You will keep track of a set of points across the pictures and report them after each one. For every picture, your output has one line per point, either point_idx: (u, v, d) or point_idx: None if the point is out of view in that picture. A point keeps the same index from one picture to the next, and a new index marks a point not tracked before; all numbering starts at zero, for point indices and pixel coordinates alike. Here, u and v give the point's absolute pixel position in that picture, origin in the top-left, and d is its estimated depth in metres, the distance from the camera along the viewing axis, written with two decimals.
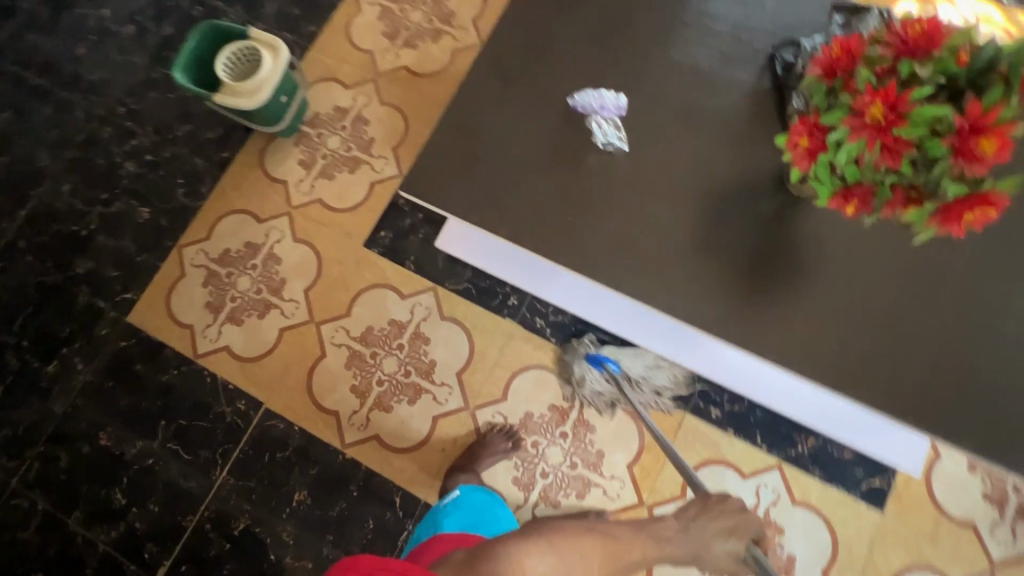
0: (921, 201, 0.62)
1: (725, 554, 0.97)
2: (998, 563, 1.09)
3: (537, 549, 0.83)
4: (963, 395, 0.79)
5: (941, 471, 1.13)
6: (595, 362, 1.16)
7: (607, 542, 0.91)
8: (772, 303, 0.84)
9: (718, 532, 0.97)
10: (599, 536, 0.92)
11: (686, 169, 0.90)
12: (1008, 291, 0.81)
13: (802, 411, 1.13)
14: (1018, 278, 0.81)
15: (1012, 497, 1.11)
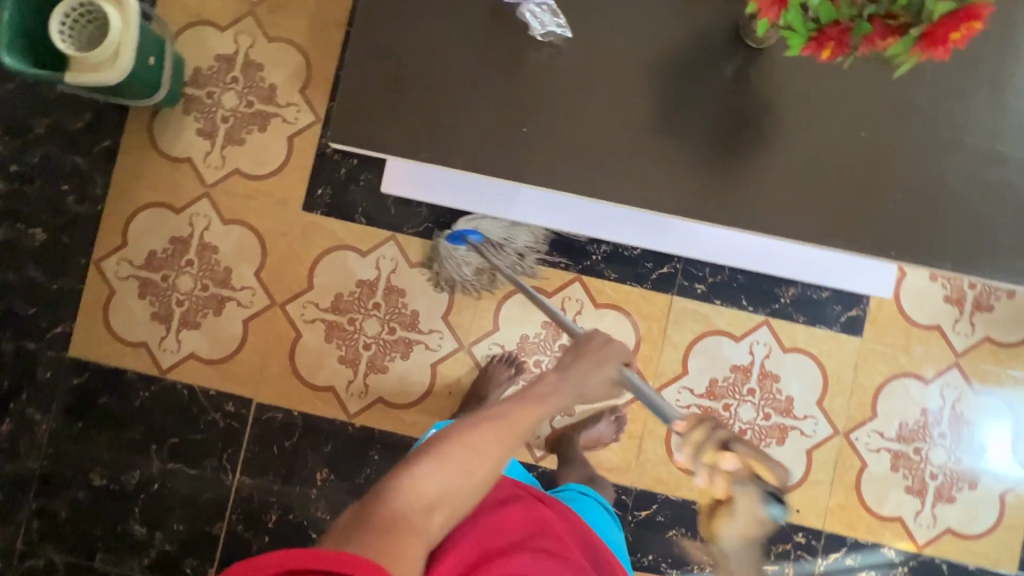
0: (902, 29, 0.60)
1: (604, 387, 0.77)
2: (963, 352, 1.22)
3: (434, 463, 0.59)
4: (940, 217, 0.81)
5: (907, 287, 1.22)
6: (455, 238, 1.16)
7: (498, 427, 0.63)
8: (747, 172, 0.81)
9: (596, 368, 0.76)
10: (488, 420, 0.64)
11: (635, 44, 0.82)
12: (969, 103, 0.81)
13: (784, 269, 1.14)
14: (973, 87, 0.81)
15: (968, 293, 1.22)
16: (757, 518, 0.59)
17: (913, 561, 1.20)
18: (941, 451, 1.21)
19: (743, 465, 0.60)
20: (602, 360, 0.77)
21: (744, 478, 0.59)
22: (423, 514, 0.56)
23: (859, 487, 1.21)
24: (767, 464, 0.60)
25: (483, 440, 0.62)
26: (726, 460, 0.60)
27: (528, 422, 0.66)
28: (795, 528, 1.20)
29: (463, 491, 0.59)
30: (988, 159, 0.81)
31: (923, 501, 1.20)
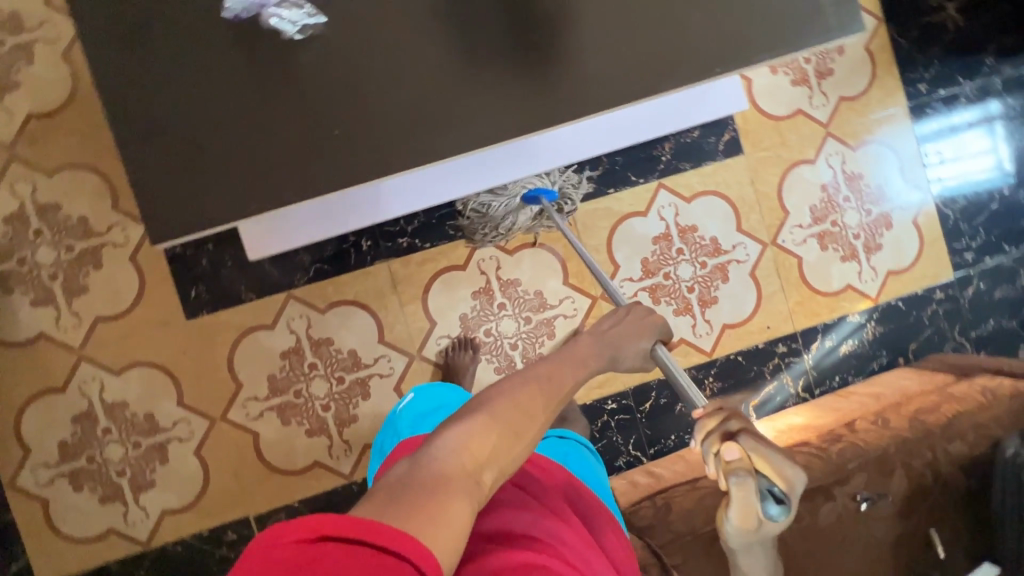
0: None
1: (636, 357, 0.74)
2: (829, 120, 1.30)
3: (484, 425, 0.52)
4: (739, 15, 0.83)
5: (759, 90, 1.27)
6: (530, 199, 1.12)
7: (540, 389, 0.58)
8: (558, 65, 0.81)
9: (627, 338, 0.73)
10: (528, 379, 0.58)
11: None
12: None
13: (652, 129, 1.15)
14: None
15: (808, 68, 1.28)
16: (748, 516, 0.49)
17: (875, 313, 1.31)
18: (852, 213, 1.30)
19: (744, 457, 0.48)
20: (640, 327, 0.75)
21: (743, 472, 0.47)
22: (474, 475, 0.49)
23: (806, 279, 1.29)
24: (777, 466, 0.47)
25: (524, 397, 0.56)
26: (727, 453, 0.48)
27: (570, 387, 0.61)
28: (774, 342, 1.28)
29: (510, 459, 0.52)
30: None
31: (860, 261, 1.30)
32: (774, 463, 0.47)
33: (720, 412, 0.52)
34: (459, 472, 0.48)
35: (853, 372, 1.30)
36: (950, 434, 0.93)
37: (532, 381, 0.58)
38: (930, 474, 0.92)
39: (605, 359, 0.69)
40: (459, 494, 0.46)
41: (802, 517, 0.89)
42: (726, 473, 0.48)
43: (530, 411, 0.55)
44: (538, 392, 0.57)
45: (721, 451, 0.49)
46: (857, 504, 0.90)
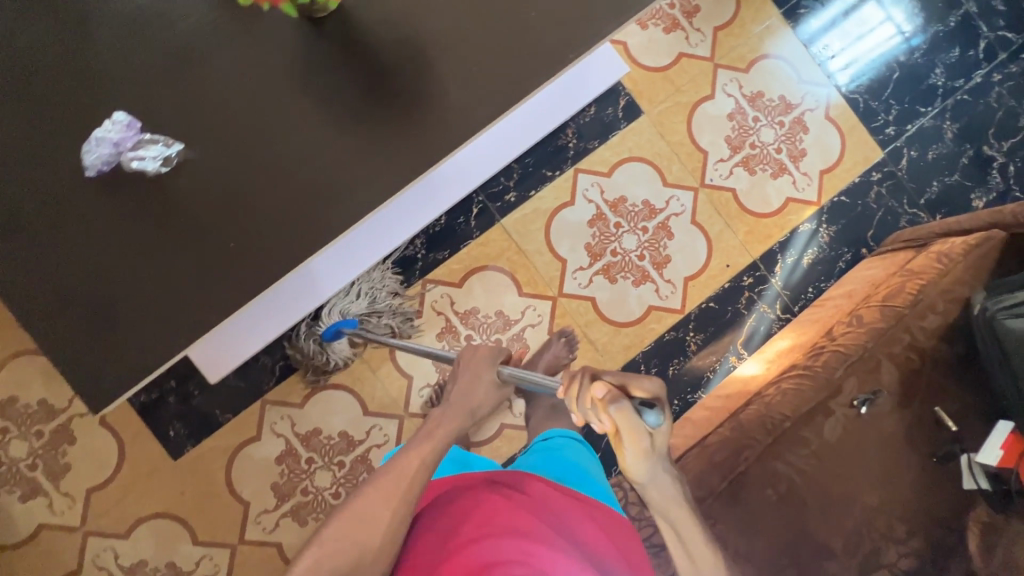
0: None
1: (489, 396, 0.82)
2: (712, 53, 1.31)
3: (329, 544, 0.64)
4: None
5: (636, 49, 1.28)
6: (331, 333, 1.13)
7: (385, 485, 0.69)
8: (420, 106, 0.82)
9: (473, 384, 0.81)
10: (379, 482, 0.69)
11: (242, 103, 0.80)
12: None
13: (541, 124, 1.19)
14: None
15: (674, 13, 1.30)
16: (640, 436, 0.57)
17: (825, 217, 1.31)
18: (768, 130, 1.32)
19: (611, 387, 0.58)
20: (477, 370, 0.82)
21: (615, 398, 0.57)
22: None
23: (748, 208, 1.30)
24: (637, 385, 0.59)
25: (364, 505, 0.67)
26: (598, 392, 0.58)
27: (418, 465, 0.71)
28: (739, 278, 1.28)
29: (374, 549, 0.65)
30: None
31: (790, 172, 1.31)
32: (633, 382, 0.59)
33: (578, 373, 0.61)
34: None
35: (824, 279, 1.30)
36: (922, 310, 0.93)
37: (379, 480, 0.69)
38: (915, 354, 0.92)
39: (456, 420, 0.78)
40: None
41: (810, 439, 0.89)
42: (605, 405, 0.56)
43: (371, 513, 0.66)
44: (385, 487, 0.68)
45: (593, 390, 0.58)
46: (857, 409, 0.90)
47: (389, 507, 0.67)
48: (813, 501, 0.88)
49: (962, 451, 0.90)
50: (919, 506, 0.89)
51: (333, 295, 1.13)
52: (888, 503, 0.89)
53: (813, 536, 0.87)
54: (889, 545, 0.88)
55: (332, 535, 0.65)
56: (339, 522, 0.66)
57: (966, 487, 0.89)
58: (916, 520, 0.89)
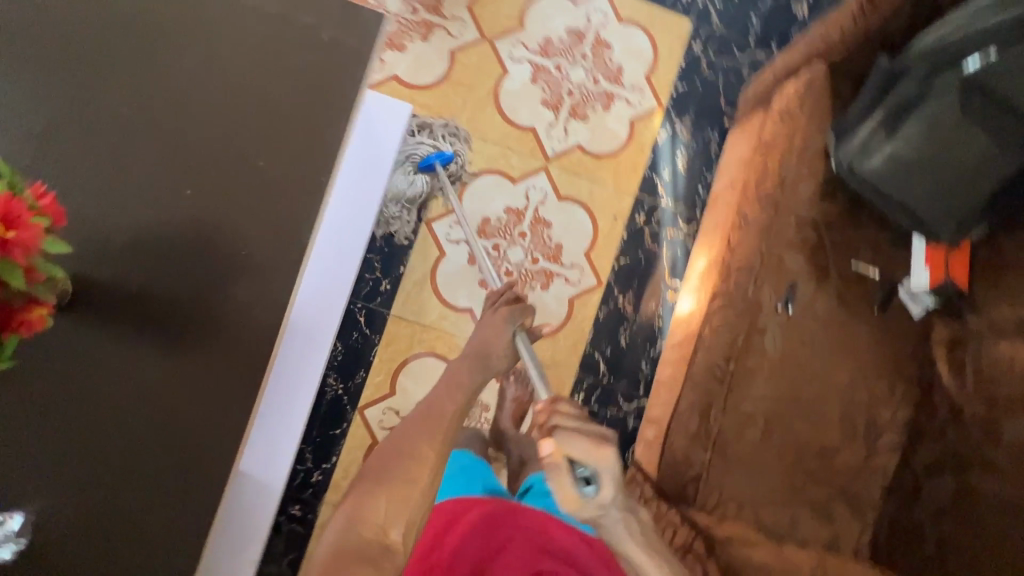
0: None
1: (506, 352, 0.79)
2: (480, 31, 1.22)
3: (377, 490, 0.63)
4: (296, 120, 0.79)
5: (409, 75, 1.19)
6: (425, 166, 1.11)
7: (425, 428, 0.69)
8: (220, 319, 0.75)
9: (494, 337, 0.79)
10: (415, 424, 0.69)
11: (42, 431, 0.71)
12: (172, 82, 0.76)
13: (362, 205, 1.12)
14: (155, 75, 0.75)
15: (423, 18, 1.20)
16: (574, 497, 0.58)
17: (674, 116, 1.26)
18: (578, 69, 1.24)
19: (557, 448, 0.59)
20: (497, 325, 0.80)
21: (555, 463, 0.58)
22: (383, 534, 0.60)
23: (602, 154, 1.24)
24: (584, 444, 0.59)
25: (406, 446, 0.66)
26: (544, 445, 0.59)
27: (451, 411, 0.70)
28: (632, 221, 1.24)
29: (412, 499, 0.63)
30: (240, 71, 0.77)
31: (620, 95, 1.25)
32: (582, 444, 0.59)
33: (544, 414, 0.63)
34: (365, 539, 0.60)
35: (706, 172, 1.26)
36: (792, 184, 0.90)
37: (414, 420, 0.70)
38: (809, 228, 0.89)
39: (472, 365, 0.76)
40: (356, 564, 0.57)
41: (763, 363, 0.88)
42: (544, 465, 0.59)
43: (416, 452, 0.65)
44: (423, 428, 0.68)
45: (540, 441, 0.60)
46: (784, 312, 0.89)
47: (432, 448, 0.66)
48: (795, 414, 0.88)
49: (893, 288, 0.89)
50: (886, 358, 0.89)
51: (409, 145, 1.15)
52: (859, 374, 0.88)
53: (813, 442, 0.87)
54: (880, 408, 0.88)
55: (375, 476, 0.64)
56: (382, 477, 0.64)
57: (915, 317, 0.89)
58: (890, 371, 0.89)
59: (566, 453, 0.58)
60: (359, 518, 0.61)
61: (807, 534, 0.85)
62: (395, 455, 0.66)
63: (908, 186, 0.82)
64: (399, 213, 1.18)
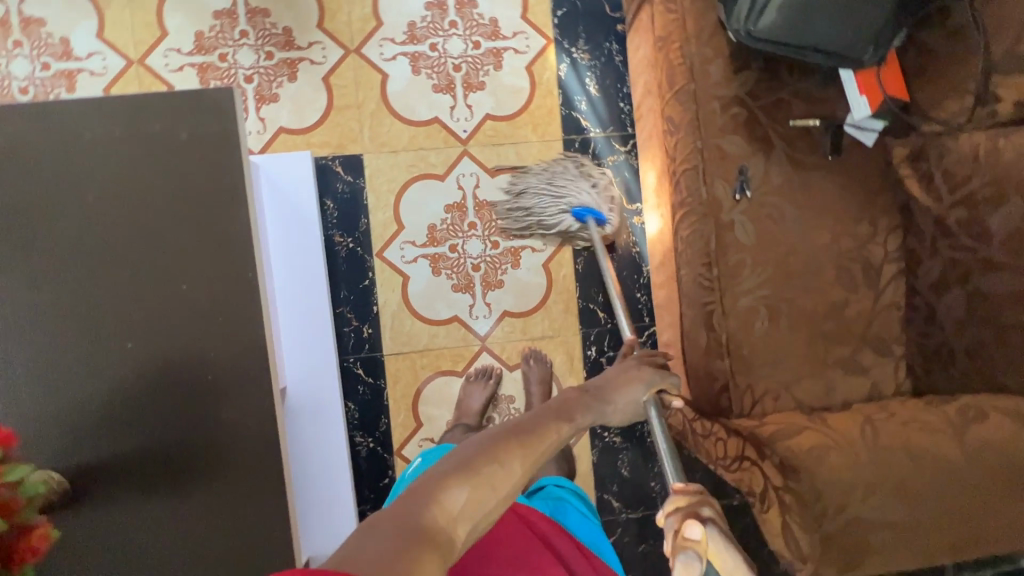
0: None
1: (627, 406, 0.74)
2: (342, 46, 1.15)
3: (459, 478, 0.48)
4: (194, 231, 0.74)
5: (295, 121, 1.14)
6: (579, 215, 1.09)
7: (527, 443, 0.54)
8: (215, 449, 0.73)
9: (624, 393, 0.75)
10: (513, 432, 0.55)
11: None
12: (59, 248, 0.72)
13: (307, 268, 1.09)
14: (38, 249, 0.71)
15: (281, 57, 1.13)
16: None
17: (567, 44, 1.19)
18: (454, 39, 1.17)
19: (705, 540, 0.47)
20: (632, 378, 0.77)
21: (695, 551, 0.47)
22: (451, 529, 0.45)
23: (514, 114, 1.19)
24: (737, 564, 0.48)
25: (495, 442, 0.52)
26: (693, 527, 0.48)
27: (553, 435, 0.58)
28: None
29: (486, 509, 0.48)
30: (118, 206, 0.73)
31: (507, 48, 1.18)
32: (735, 564, 0.47)
33: (690, 500, 0.53)
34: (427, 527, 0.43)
35: (621, 87, 1.20)
36: (701, 70, 0.86)
37: (517, 433, 0.55)
38: (735, 106, 0.86)
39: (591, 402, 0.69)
40: (416, 546, 0.41)
41: (744, 256, 0.86)
42: (680, 547, 0.47)
43: (506, 459, 0.51)
44: (519, 442, 0.54)
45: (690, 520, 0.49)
46: (745, 198, 0.86)
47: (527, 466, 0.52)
48: (794, 287, 0.87)
49: (838, 128, 0.87)
50: (857, 197, 0.87)
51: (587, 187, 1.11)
52: (837, 222, 0.87)
53: (820, 307, 0.87)
54: (870, 247, 0.87)
55: (459, 464, 0.50)
56: (463, 469, 0.49)
57: (868, 147, 0.88)
58: (865, 208, 0.87)
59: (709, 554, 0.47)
60: (432, 501, 0.45)
61: (846, 393, 0.86)
62: (482, 449, 0.51)
63: (815, 24, 0.77)
64: (526, 214, 1.14)
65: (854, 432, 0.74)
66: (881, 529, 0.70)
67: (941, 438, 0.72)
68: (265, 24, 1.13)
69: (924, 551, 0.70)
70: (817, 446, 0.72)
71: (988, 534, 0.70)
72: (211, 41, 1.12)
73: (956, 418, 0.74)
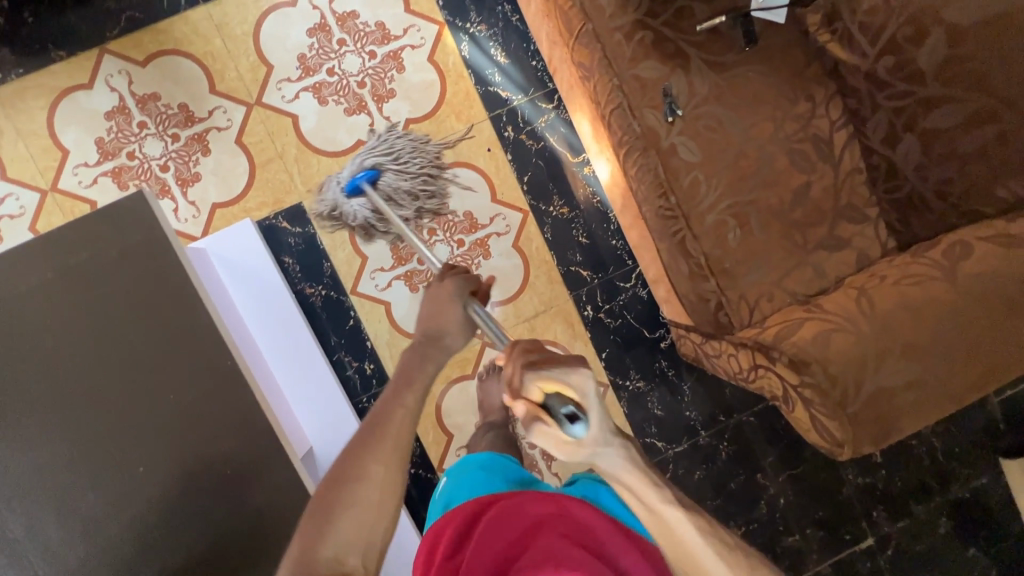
0: None
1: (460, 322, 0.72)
2: (243, 102, 1.11)
3: (331, 520, 0.60)
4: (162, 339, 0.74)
5: (224, 192, 1.10)
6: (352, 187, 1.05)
7: (373, 450, 0.64)
8: (262, 535, 0.74)
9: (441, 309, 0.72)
10: (353, 446, 0.65)
11: None
12: (42, 402, 0.71)
13: (289, 329, 1.09)
14: (22, 409, 0.71)
15: (187, 135, 1.09)
16: (565, 438, 0.59)
17: (460, 22, 1.15)
18: (349, 56, 1.13)
19: (526, 403, 0.60)
20: (444, 303, 0.72)
21: (530, 416, 0.60)
22: (340, 566, 0.58)
23: (434, 109, 1.16)
24: (557, 380, 0.60)
25: (346, 468, 0.63)
26: (516, 407, 0.61)
27: (398, 417, 0.67)
28: (504, 138, 1.17)
29: (365, 524, 0.61)
30: (81, 342, 0.72)
31: (404, 47, 1.15)
32: (556, 384, 0.60)
33: (509, 360, 0.63)
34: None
35: (528, 45, 1.17)
36: (594, 6, 0.83)
37: (363, 444, 0.65)
38: (639, 31, 0.84)
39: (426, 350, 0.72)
40: None
41: (697, 174, 0.85)
42: (522, 421, 0.61)
43: (364, 474, 0.63)
44: (369, 450, 0.64)
45: (514, 401, 0.61)
46: (679, 117, 0.84)
47: (384, 466, 0.64)
48: (754, 187, 0.86)
49: (747, 17, 0.84)
50: (787, 79, 0.86)
51: (381, 152, 1.07)
52: (776, 109, 0.86)
53: (785, 197, 0.86)
54: (815, 122, 0.86)
55: (320, 509, 0.61)
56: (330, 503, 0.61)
57: (783, 24, 0.86)
58: (799, 86, 0.86)
59: (540, 403, 0.60)
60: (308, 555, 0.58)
61: (835, 270, 0.87)
62: (338, 479, 0.63)
63: None
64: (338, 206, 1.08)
65: (851, 307, 0.74)
66: (906, 391, 0.69)
67: (936, 286, 0.72)
68: (159, 109, 1.09)
69: (954, 397, 0.70)
70: (819, 332, 0.73)
71: (1008, 361, 0.70)
72: (113, 143, 1.08)
73: (943, 260, 0.74)
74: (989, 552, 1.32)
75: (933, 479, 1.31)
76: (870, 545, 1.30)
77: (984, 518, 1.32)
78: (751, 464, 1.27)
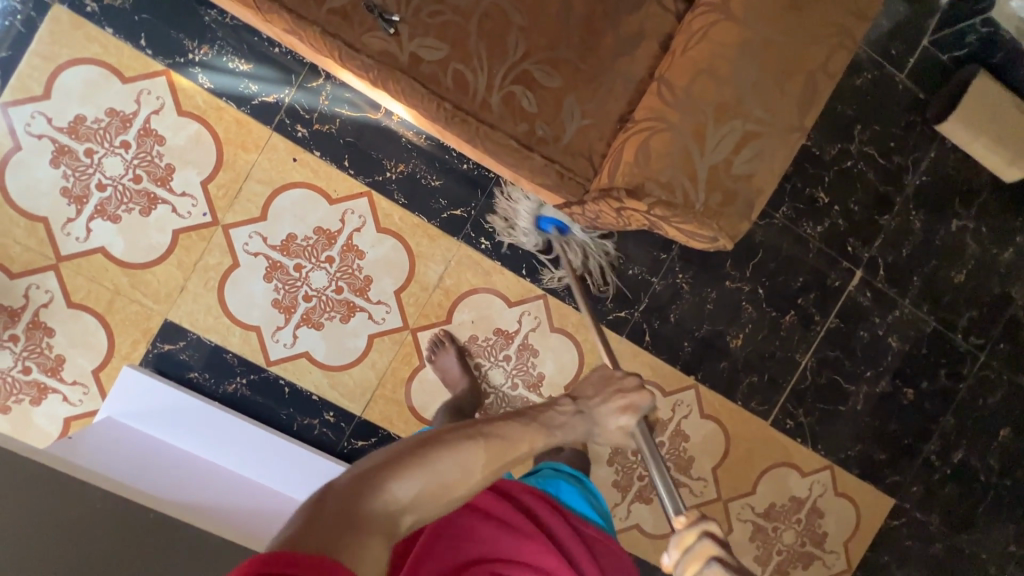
0: None
1: (616, 430, 0.80)
2: (47, 269, 1.05)
3: (416, 472, 0.55)
4: (94, 519, 0.72)
5: (92, 356, 1.06)
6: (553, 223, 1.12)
7: (487, 443, 0.63)
8: None
9: (613, 403, 0.80)
10: (483, 437, 0.64)
11: None
12: None
13: (232, 423, 1.07)
14: None
15: (23, 329, 1.05)
16: None
17: (182, 58, 1.05)
18: (107, 160, 1.04)
19: None
20: (618, 397, 0.80)
21: None
22: (398, 512, 0.53)
23: (219, 157, 1.07)
24: None
25: (461, 439, 0.61)
26: None
27: (520, 448, 0.67)
28: (301, 139, 1.09)
29: (436, 496, 0.56)
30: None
31: (148, 118, 1.05)
32: None
33: (691, 534, 0.58)
34: (373, 511, 0.50)
35: (260, 37, 1.06)
36: None
37: (481, 439, 0.63)
38: None
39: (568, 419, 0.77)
40: (370, 532, 0.48)
41: (455, 64, 0.76)
42: None
43: (468, 462, 0.60)
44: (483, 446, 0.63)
45: None
46: (399, 22, 0.75)
47: (485, 473, 0.61)
48: (518, 41, 0.77)
49: None
50: None
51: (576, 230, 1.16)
52: None
53: (552, 30, 0.78)
54: None
55: (413, 457, 0.57)
56: (428, 451, 0.58)
57: None
58: None
59: None
60: (382, 489, 0.52)
61: (642, 70, 0.79)
62: (451, 447, 0.60)
63: None
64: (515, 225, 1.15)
65: (654, 103, 0.67)
66: (738, 153, 0.64)
67: (719, 30, 0.65)
68: None
69: (793, 126, 0.65)
70: (639, 146, 0.66)
71: (822, 59, 0.64)
72: None
73: None
74: (970, 215, 1.30)
75: (887, 184, 1.27)
76: (862, 277, 1.29)
77: (950, 189, 1.29)
78: (715, 277, 1.25)
